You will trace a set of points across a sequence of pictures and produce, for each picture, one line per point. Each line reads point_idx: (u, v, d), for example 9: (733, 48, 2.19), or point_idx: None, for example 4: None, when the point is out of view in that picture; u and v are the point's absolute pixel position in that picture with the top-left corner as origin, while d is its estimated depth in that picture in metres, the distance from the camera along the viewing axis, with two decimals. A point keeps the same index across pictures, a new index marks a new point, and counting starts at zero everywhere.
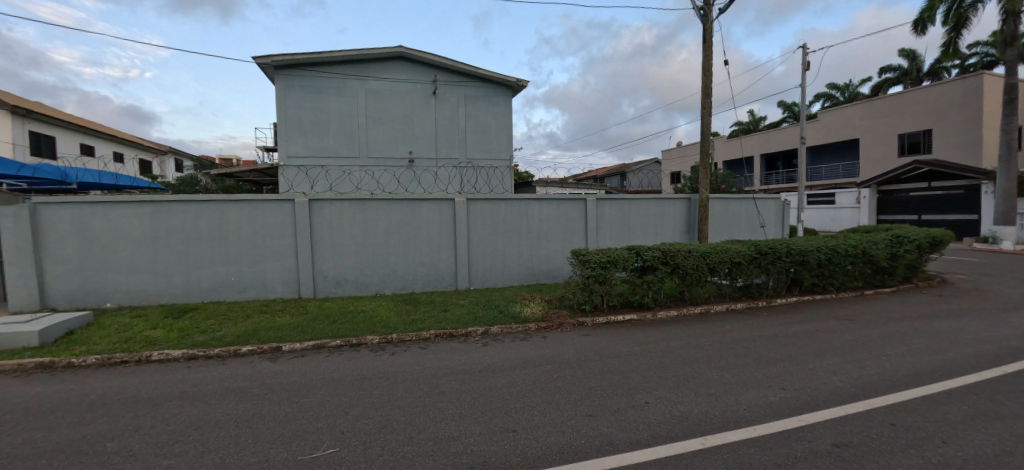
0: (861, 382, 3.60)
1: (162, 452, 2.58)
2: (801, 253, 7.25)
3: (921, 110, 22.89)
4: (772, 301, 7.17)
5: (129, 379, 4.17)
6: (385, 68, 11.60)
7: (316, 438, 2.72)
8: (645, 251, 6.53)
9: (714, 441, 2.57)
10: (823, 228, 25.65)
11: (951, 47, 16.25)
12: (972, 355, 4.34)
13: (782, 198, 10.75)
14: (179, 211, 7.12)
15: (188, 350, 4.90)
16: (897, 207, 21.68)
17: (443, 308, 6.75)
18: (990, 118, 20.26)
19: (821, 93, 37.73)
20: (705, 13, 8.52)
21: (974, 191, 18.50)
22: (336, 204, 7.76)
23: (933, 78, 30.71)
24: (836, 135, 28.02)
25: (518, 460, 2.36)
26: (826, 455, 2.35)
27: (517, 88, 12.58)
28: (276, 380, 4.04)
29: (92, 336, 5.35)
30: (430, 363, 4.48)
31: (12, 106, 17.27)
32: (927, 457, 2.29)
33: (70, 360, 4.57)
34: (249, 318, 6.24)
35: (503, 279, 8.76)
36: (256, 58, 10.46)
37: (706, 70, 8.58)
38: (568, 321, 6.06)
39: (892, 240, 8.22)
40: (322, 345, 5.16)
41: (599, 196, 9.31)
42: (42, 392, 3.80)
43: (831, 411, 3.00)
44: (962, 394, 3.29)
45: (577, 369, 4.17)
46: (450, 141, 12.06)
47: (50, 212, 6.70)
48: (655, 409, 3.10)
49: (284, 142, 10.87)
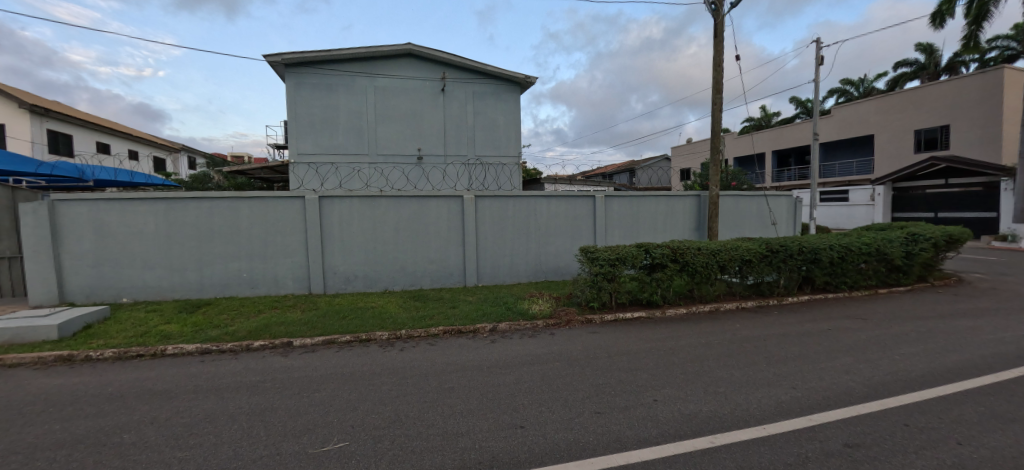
0: (875, 382, 3.55)
1: (177, 444, 2.64)
2: (813, 251, 7.17)
3: (939, 105, 22.36)
4: (783, 299, 7.08)
5: (147, 372, 4.28)
6: (395, 66, 11.67)
7: (327, 432, 2.76)
8: (653, 249, 6.49)
9: (724, 439, 2.55)
10: (835, 226, 25.25)
11: (972, 41, 15.77)
12: (990, 356, 4.25)
13: (795, 195, 10.63)
14: (192, 207, 7.23)
15: (202, 344, 4.99)
16: (913, 204, 21.22)
17: (452, 304, 6.79)
18: (1012, 113, 19.70)
19: (835, 90, 37.13)
20: (716, 7, 8.35)
21: (993, 188, 18.07)
22: (346, 201, 7.81)
23: (950, 72, 30.03)
24: (850, 131, 27.48)
25: (525, 456, 2.37)
26: (837, 455, 2.32)
27: (527, 85, 12.53)
28: (287, 374, 4.10)
29: (110, 330, 5.48)
30: (440, 358, 4.53)
31: (29, 106, 17.70)
32: (941, 459, 2.25)
33: (88, 353, 4.70)
34: (261, 314, 6.31)
35: (512, 276, 8.76)
36: (267, 56, 10.57)
37: (716, 64, 8.46)
38: (576, 318, 6.07)
39: (907, 238, 8.06)
40: (332, 341, 5.22)
41: (608, 192, 9.26)
42: (63, 385, 3.91)
43: (844, 411, 2.96)
44: (978, 395, 3.22)
45: (584, 366, 4.16)
46: (459, 138, 12.08)
47: (70, 209, 6.86)
48: (663, 408, 3.07)
49: (294, 140, 10.96)
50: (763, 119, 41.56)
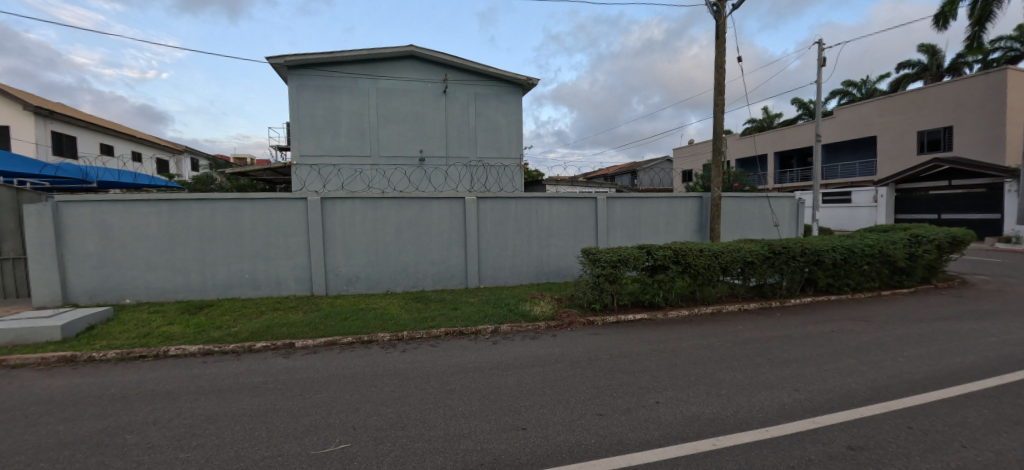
0: (878, 385, 3.54)
1: (180, 445, 2.64)
2: (815, 252, 7.14)
3: (942, 106, 22.28)
4: (786, 301, 7.05)
5: (149, 372, 4.30)
6: (397, 67, 11.70)
7: (330, 434, 2.76)
8: (655, 250, 6.47)
9: (727, 441, 2.55)
10: (838, 227, 25.14)
11: (976, 42, 15.67)
12: (994, 358, 4.22)
13: (797, 197, 10.60)
14: (194, 209, 7.26)
15: (204, 345, 5.00)
16: (916, 206, 21.12)
17: (453, 306, 6.78)
18: (1016, 113, 19.61)
19: (838, 91, 37.10)
20: (717, 9, 8.37)
21: (996, 189, 17.99)
22: (348, 203, 7.83)
23: (954, 73, 29.95)
24: (853, 132, 27.43)
25: (527, 458, 2.36)
26: (840, 458, 2.31)
27: (528, 86, 12.54)
28: (289, 375, 4.10)
29: (113, 331, 5.49)
30: (442, 360, 4.53)
31: (34, 108, 17.83)
32: (946, 462, 2.24)
33: (91, 354, 4.71)
34: (263, 315, 6.34)
35: (513, 278, 8.76)
36: (269, 59, 10.61)
37: (717, 65, 8.47)
38: (578, 320, 6.06)
39: (910, 240, 8.02)
40: (334, 342, 5.23)
41: (610, 194, 9.25)
42: (67, 385, 3.93)
43: (848, 413, 2.94)
44: (982, 398, 3.20)
45: (586, 368, 4.15)
46: (461, 140, 12.10)
47: (73, 210, 6.89)
48: (665, 410, 3.07)
49: (296, 142, 10.99)
50: (765, 121, 41.53)
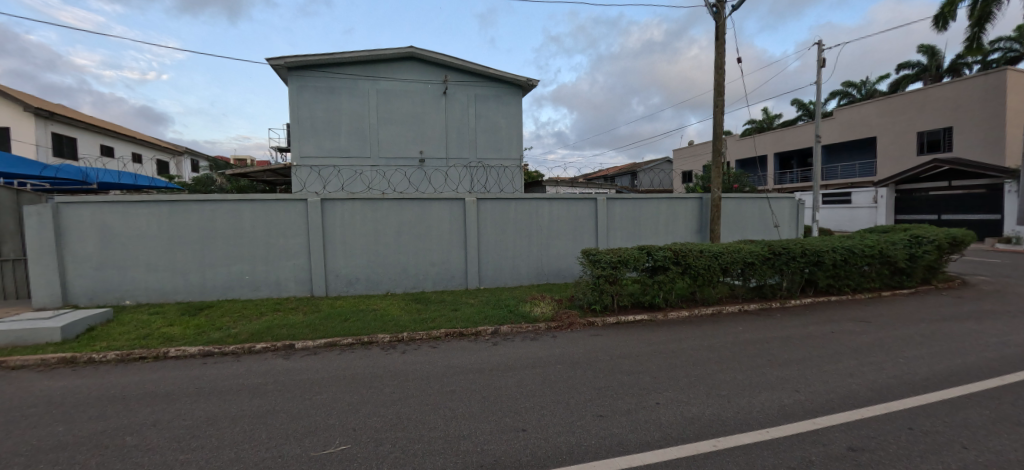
0: (879, 385, 3.53)
1: (180, 447, 2.64)
2: (816, 253, 7.14)
3: (942, 107, 22.31)
4: (786, 302, 7.05)
5: (149, 374, 4.30)
6: (397, 69, 11.71)
7: (330, 435, 2.76)
8: (655, 251, 6.47)
9: (728, 442, 2.54)
10: (838, 228, 25.15)
11: (975, 43, 15.69)
12: (995, 359, 4.21)
13: (797, 198, 10.60)
14: (194, 210, 7.26)
15: (204, 346, 5.00)
16: (916, 206, 21.13)
17: (453, 307, 6.78)
18: (1015, 114, 19.63)
19: (838, 92, 37.18)
20: (716, 10, 8.39)
21: (996, 190, 17.99)
22: (348, 204, 7.83)
23: (954, 74, 30.01)
24: (853, 133, 27.45)
25: (527, 459, 2.36)
26: (842, 459, 2.30)
27: (528, 87, 12.56)
28: (289, 377, 4.10)
29: (113, 332, 5.49)
30: (442, 361, 4.53)
31: (34, 109, 17.86)
32: (947, 463, 2.23)
33: (91, 356, 4.71)
34: (263, 316, 6.34)
35: (513, 279, 8.75)
36: (269, 60, 10.62)
37: (717, 66, 8.49)
38: (578, 321, 6.05)
39: (910, 240, 8.02)
40: (334, 343, 5.23)
41: (610, 195, 9.25)
42: (66, 387, 3.92)
43: (849, 415, 2.93)
44: (983, 399, 3.19)
45: (587, 369, 4.14)
46: (461, 141, 12.10)
47: (73, 212, 6.88)
48: (666, 411, 3.06)
49: (296, 143, 11.00)
50: (765, 121, 41.58)
